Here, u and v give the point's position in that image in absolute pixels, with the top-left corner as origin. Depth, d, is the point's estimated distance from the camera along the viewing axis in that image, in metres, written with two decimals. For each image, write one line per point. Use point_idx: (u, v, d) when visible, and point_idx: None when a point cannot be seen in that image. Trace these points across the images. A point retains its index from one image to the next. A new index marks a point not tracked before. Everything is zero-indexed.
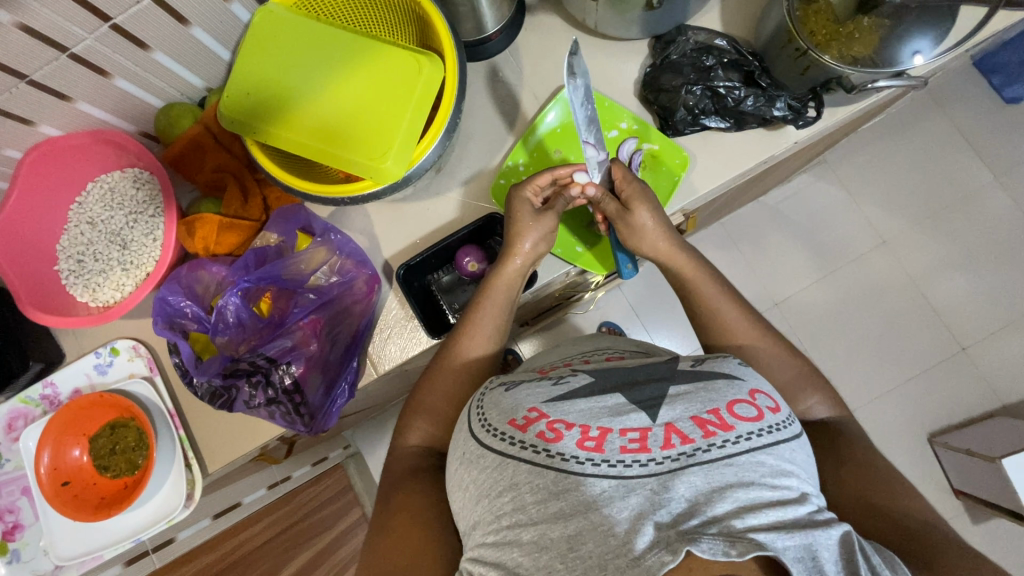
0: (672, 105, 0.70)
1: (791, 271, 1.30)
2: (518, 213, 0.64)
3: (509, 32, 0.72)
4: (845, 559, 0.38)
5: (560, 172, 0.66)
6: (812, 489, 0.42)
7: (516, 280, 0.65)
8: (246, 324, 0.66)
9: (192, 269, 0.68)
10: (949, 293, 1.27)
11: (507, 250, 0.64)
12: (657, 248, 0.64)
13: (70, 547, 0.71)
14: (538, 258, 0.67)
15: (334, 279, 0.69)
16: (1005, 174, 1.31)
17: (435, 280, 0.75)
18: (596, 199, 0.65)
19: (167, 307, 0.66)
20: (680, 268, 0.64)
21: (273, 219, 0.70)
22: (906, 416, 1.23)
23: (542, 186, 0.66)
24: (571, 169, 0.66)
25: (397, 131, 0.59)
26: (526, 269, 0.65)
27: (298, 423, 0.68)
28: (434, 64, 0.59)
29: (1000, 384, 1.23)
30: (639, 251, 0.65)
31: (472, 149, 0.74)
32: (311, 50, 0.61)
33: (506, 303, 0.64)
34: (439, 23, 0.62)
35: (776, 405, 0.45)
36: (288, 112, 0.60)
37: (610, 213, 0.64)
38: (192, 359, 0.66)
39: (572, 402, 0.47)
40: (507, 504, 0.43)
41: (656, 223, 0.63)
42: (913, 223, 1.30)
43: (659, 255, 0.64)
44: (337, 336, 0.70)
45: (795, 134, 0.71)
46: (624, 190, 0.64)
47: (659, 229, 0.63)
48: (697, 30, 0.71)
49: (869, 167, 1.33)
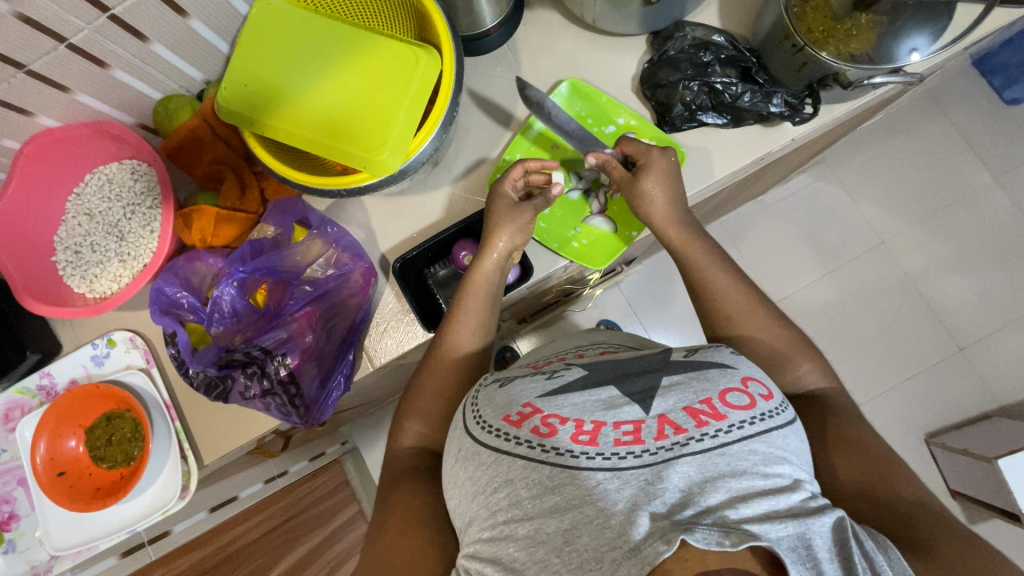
0: (670, 101, 0.70)
1: (790, 270, 1.30)
2: (495, 207, 0.65)
3: (508, 25, 0.72)
4: (837, 545, 0.38)
5: (531, 164, 0.66)
6: (804, 476, 0.42)
7: (495, 275, 0.64)
8: (241, 314, 0.67)
9: (189, 261, 0.69)
10: (948, 293, 1.27)
11: (487, 242, 0.64)
12: (654, 218, 0.64)
13: (66, 537, 0.71)
14: (517, 248, 0.66)
15: (331, 271, 0.69)
16: (1004, 175, 1.31)
17: (433, 274, 0.74)
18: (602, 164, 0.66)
19: (163, 297, 0.67)
20: (674, 241, 0.64)
21: (272, 211, 0.70)
22: (905, 416, 1.24)
23: (517, 179, 0.66)
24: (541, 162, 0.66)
25: (394, 124, 0.59)
26: (504, 264, 0.65)
27: (294, 415, 0.68)
28: (430, 56, 0.60)
29: (998, 384, 1.23)
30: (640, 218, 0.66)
31: (470, 143, 0.74)
32: (307, 40, 0.61)
33: (485, 298, 0.64)
34: (438, 19, 0.62)
35: (768, 392, 0.45)
36: (284, 104, 0.60)
37: (616, 177, 0.65)
38: (190, 348, 0.67)
39: (566, 396, 0.47)
40: (503, 499, 0.43)
41: (663, 190, 0.63)
42: (912, 223, 1.30)
43: (656, 224, 0.64)
44: (334, 328, 0.70)
45: (792, 130, 0.70)
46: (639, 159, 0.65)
47: (664, 198, 0.63)
48: (695, 26, 0.71)
49: (869, 167, 1.33)
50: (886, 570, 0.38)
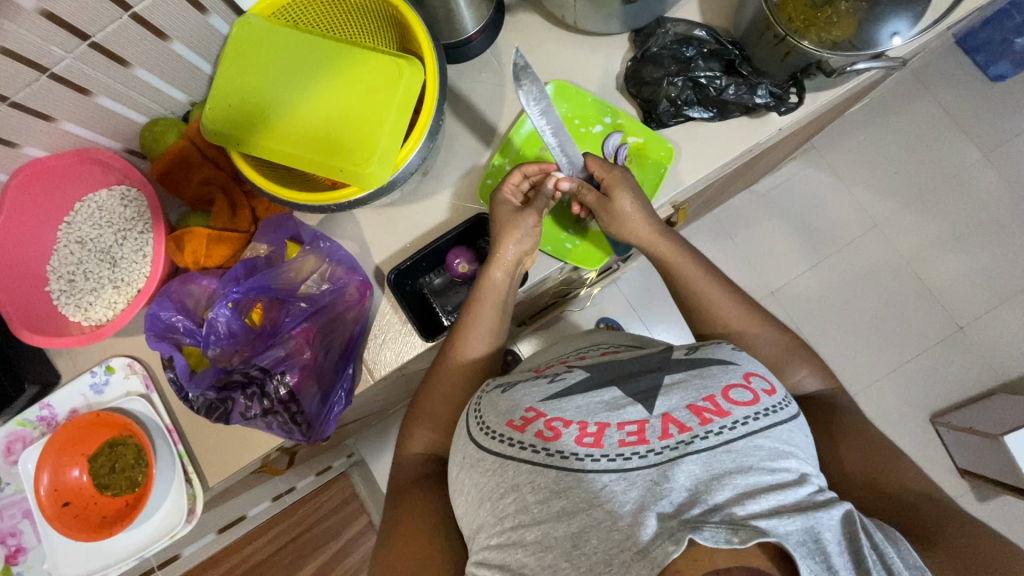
0: (655, 98, 0.70)
1: (785, 258, 1.30)
2: (496, 213, 0.65)
3: (489, 31, 0.72)
4: (848, 539, 0.38)
5: (529, 168, 0.67)
6: (811, 469, 0.42)
7: (504, 285, 0.64)
8: (238, 335, 0.67)
9: (183, 283, 0.68)
10: (944, 272, 1.27)
11: (491, 260, 0.64)
12: (638, 234, 0.64)
13: (74, 568, 0.71)
14: (526, 254, 0.66)
15: (326, 286, 0.69)
16: (993, 152, 1.32)
17: (427, 283, 0.74)
18: (574, 191, 0.66)
19: (159, 322, 0.67)
20: (660, 254, 0.64)
21: (262, 228, 0.70)
22: (908, 397, 1.24)
23: (518, 183, 0.67)
24: (539, 166, 0.67)
25: (381, 136, 0.59)
26: (515, 272, 0.65)
27: (296, 432, 0.68)
28: (414, 67, 0.60)
29: (1000, 360, 1.23)
30: (619, 238, 0.66)
31: (458, 151, 0.74)
32: (291, 55, 0.61)
33: (497, 307, 0.64)
34: (420, 29, 0.62)
35: (771, 387, 0.45)
36: (270, 121, 0.60)
37: (589, 203, 0.65)
38: (186, 372, 0.67)
39: (569, 399, 0.47)
40: (509, 505, 0.43)
41: (638, 208, 0.63)
42: (905, 204, 1.31)
43: (641, 241, 0.64)
44: (332, 343, 0.69)
45: (779, 120, 0.71)
46: (603, 179, 0.65)
47: (642, 216, 0.63)
48: (676, 21, 0.71)
49: (858, 151, 1.33)
50: (895, 558, 0.38)
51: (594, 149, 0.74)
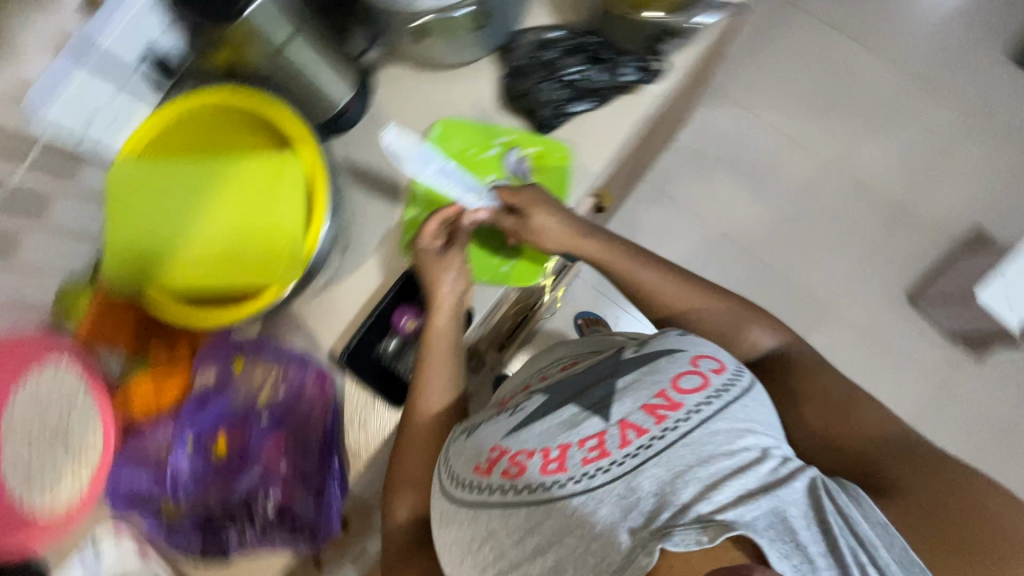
0: (535, 106, 0.72)
1: (723, 200, 1.34)
2: (423, 262, 0.66)
3: (362, 95, 0.72)
4: (812, 511, 0.41)
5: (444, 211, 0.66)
6: (771, 441, 0.44)
7: (450, 326, 0.64)
8: (206, 473, 0.65)
9: (137, 439, 0.65)
10: (868, 163, 1.32)
11: (430, 305, 0.65)
12: (562, 241, 0.66)
13: None
14: (466, 290, 0.67)
15: (282, 391, 0.68)
16: (873, 40, 1.38)
17: (383, 351, 0.71)
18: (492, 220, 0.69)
19: (122, 488, 0.64)
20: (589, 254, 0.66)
21: (202, 356, 0.68)
22: (879, 288, 1.27)
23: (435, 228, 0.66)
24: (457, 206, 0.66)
25: (286, 240, 0.60)
26: (457, 312, 0.65)
27: (302, 541, 0.66)
28: (296, 163, 0.60)
29: (947, 226, 1.28)
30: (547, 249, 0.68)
31: (370, 216, 0.74)
32: (166, 181, 0.58)
33: (450, 350, 0.64)
34: (291, 122, 0.62)
35: (720, 365, 0.47)
36: (170, 256, 0.59)
37: (511, 227, 0.68)
38: (164, 527, 0.65)
39: (529, 429, 0.47)
40: (490, 553, 0.43)
41: (554, 217, 0.66)
42: (812, 114, 1.36)
43: (567, 245, 0.67)
44: (307, 444, 0.67)
45: (655, 89, 0.73)
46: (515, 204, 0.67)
47: (558, 224, 0.66)
48: (530, 30, 0.74)
49: (753, 80, 1.38)
50: (856, 516, 0.41)
51: (497, 172, 0.73)
